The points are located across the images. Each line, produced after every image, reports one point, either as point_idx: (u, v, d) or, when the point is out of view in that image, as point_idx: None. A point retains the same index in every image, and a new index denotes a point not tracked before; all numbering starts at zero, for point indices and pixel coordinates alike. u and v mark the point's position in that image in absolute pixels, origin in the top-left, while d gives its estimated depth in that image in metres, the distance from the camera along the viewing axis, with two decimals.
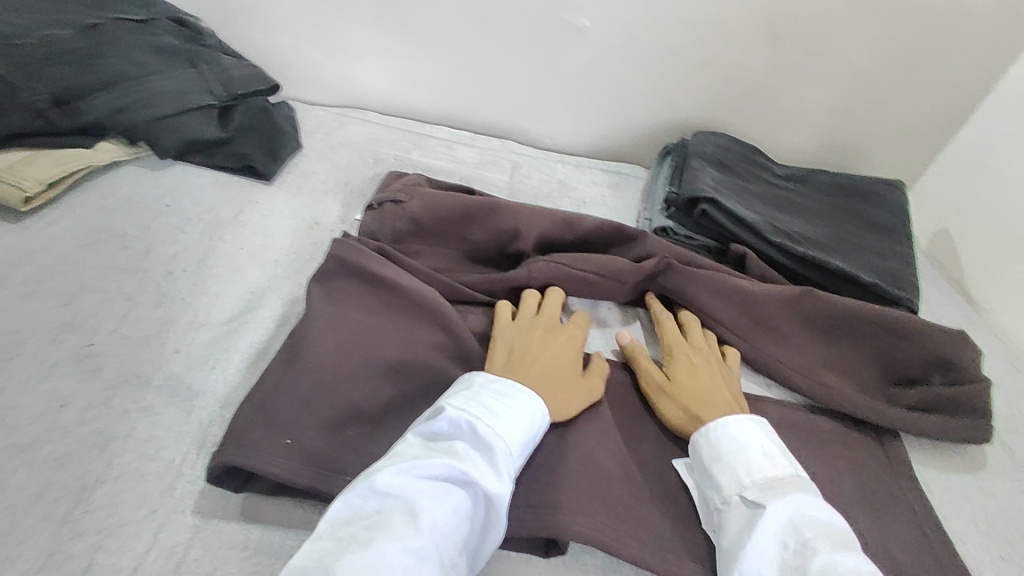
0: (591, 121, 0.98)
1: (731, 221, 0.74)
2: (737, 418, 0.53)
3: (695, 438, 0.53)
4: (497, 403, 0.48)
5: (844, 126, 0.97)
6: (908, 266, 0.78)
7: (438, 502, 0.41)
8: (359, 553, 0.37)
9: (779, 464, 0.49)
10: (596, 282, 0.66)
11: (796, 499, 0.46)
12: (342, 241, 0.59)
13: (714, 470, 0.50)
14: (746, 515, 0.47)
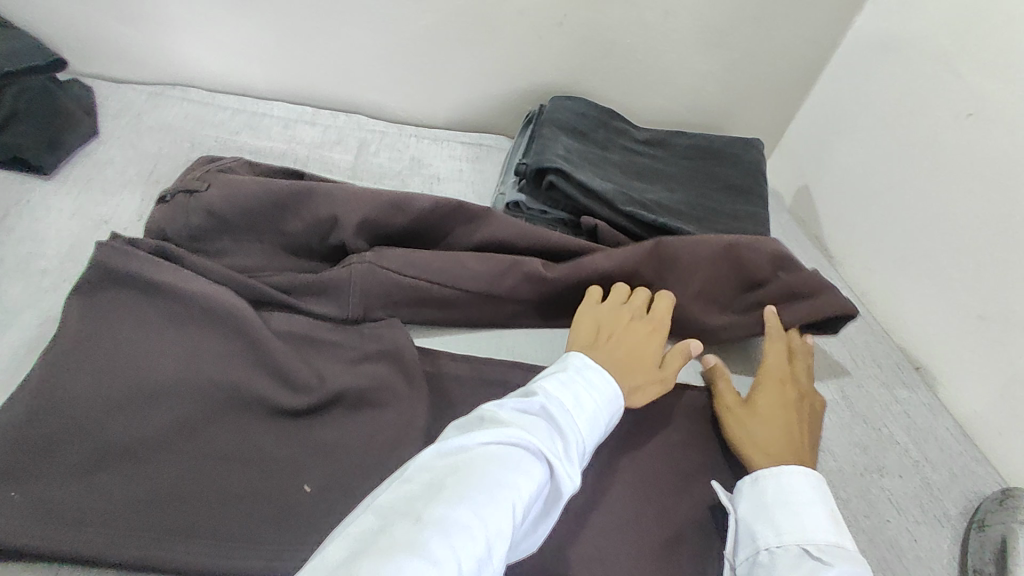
0: (448, 90, 0.91)
1: (580, 191, 0.71)
2: (817, 473, 0.50)
3: (765, 469, 0.50)
4: (587, 400, 0.47)
5: (706, 86, 0.95)
6: (761, 228, 0.77)
7: (525, 477, 0.38)
8: (446, 506, 0.34)
9: (847, 533, 0.47)
10: (428, 294, 0.57)
11: (863, 573, 0.44)
12: (108, 245, 0.50)
13: (778, 510, 0.47)
14: (805, 566, 0.44)
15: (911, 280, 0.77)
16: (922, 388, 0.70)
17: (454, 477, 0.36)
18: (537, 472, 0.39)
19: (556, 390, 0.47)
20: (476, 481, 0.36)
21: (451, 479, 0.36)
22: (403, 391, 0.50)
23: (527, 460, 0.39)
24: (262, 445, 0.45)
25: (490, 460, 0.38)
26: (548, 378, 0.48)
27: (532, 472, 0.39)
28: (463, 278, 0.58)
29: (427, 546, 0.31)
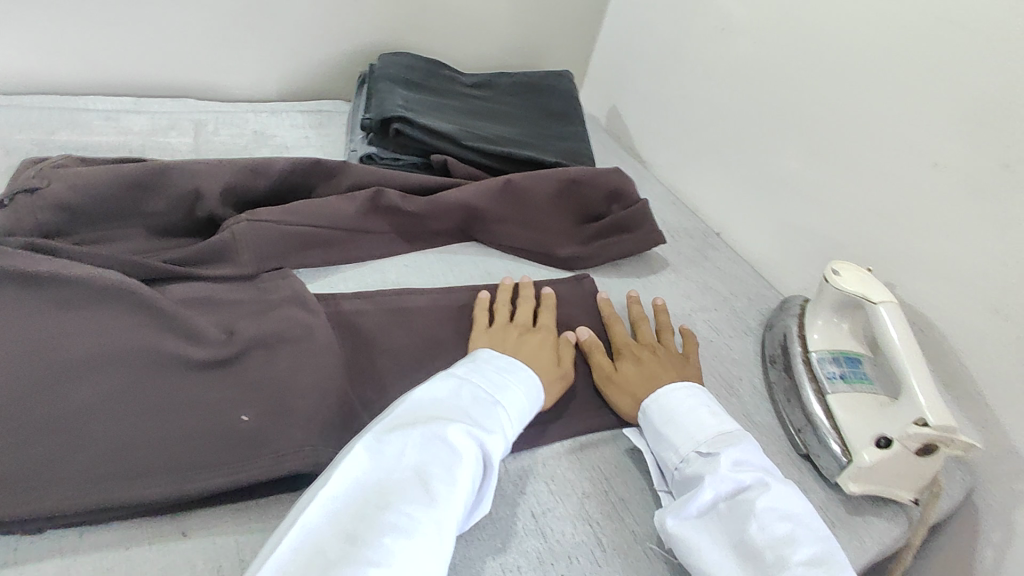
0: (275, 62, 0.92)
1: (427, 134, 0.78)
2: (683, 386, 0.58)
3: (647, 403, 0.58)
4: (497, 375, 0.54)
5: (516, 29, 1.06)
6: (584, 144, 0.91)
7: (450, 467, 0.44)
8: (381, 514, 0.40)
9: (725, 420, 0.55)
10: (310, 238, 0.63)
11: (744, 449, 0.52)
12: None
13: (669, 431, 0.55)
14: (703, 465, 0.51)
15: (703, 166, 0.95)
16: (722, 247, 0.90)
17: (383, 487, 0.42)
18: (464, 456, 0.45)
19: (473, 378, 0.53)
20: (405, 487, 0.42)
21: (379, 491, 0.42)
22: (316, 322, 0.56)
23: (450, 452, 0.45)
24: (195, 391, 0.48)
25: (415, 462, 0.44)
26: (457, 368, 0.54)
27: (458, 458, 0.45)
28: (337, 219, 0.65)
29: (370, 554, 0.38)
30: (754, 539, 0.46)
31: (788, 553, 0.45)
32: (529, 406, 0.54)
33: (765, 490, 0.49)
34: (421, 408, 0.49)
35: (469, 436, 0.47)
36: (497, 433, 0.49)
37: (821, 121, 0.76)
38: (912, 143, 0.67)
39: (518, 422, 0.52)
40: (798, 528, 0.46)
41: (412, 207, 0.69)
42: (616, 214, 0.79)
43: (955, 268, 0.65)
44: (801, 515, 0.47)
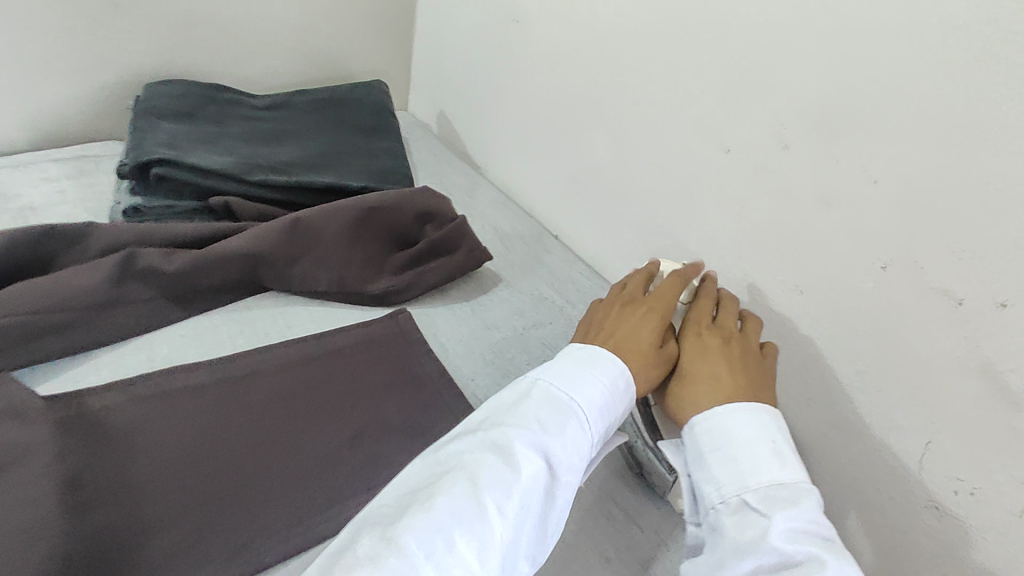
0: (12, 106, 0.77)
1: (199, 174, 0.69)
2: (744, 410, 0.47)
3: (694, 423, 0.48)
4: (577, 371, 0.49)
5: (313, 39, 0.96)
6: (396, 159, 0.84)
7: (506, 478, 0.42)
8: (423, 519, 0.40)
9: (789, 465, 0.44)
10: (32, 328, 0.52)
11: (806, 512, 0.42)
12: None
13: (715, 465, 0.45)
14: (747, 519, 0.42)
15: (530, 168, 0.91)
16: (558, 250, 0.86)
17: (429, 493, 0.41)
18: (520, 468, 0.42)
19: (553, 376, 0.48)
20: (448, 494, 0.41)
21: (425, 497, 0.41)
22: (31, 442, 0.46)
23: (505, 463, 0.43)
24: None
25: (467, 470, 0.42)
26: (539, 367, 0.50)
27: (514, 472, 0.42)
28: (71, 297, 0.55)
29: (398, 563, 0.38)
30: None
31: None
32: (614, 406, 0.48)
33: (822, 572, 0.38)
34: (491, 410, 0.47)
35: (534, 444, 0.44)
36: (569, 440, 0.45)
37: (625, 113, 0.74)
38: (704, 129, 0.66)
39: (602, 423, 0.47)
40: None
41: (175, 265, 0.60)
42: (433, 235, 0.73)
43: (758, 252, 0.65)
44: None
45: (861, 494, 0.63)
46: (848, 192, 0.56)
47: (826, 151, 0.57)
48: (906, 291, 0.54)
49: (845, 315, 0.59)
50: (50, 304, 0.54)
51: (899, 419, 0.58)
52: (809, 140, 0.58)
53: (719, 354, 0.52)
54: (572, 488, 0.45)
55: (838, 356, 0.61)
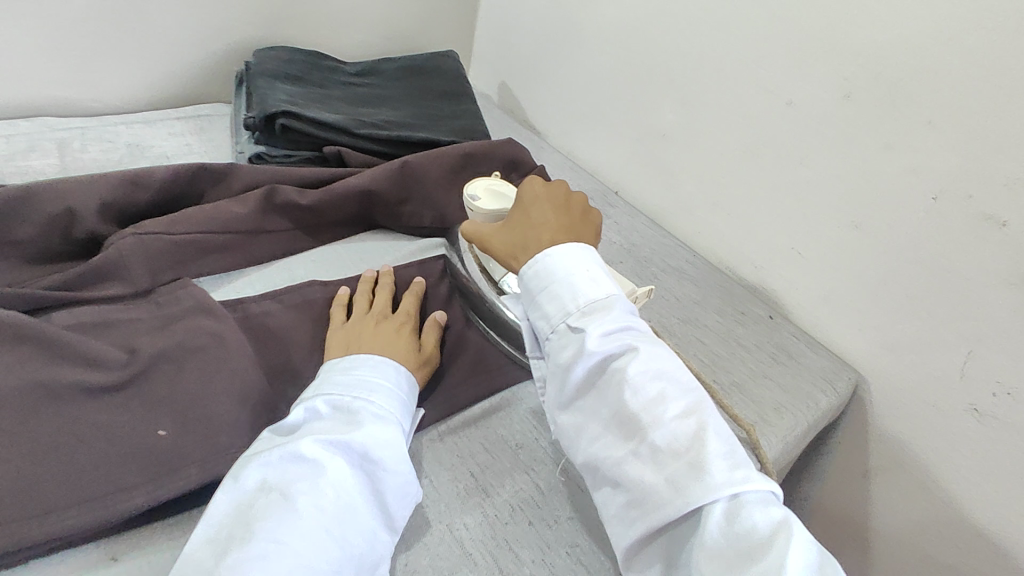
0: (140, 70, 0.87)
1: (315, 126, 0.77)
2: (556, 250, 0.53)
3: (522, 270, 0.54)
4: (351, 375, 0.52)
5: (391, 14, 1.05)
6: (476, 119, 0.92)
7: (317, 481, 0.44)
8: (245, 542, 0.40)
9: (599, 286, 0.52)
10: (206, 246, 0.62)
11: (612, 317, 0.50)
12: None
13: (544, 301, 0.52)
14: (574, 338, 0.50)
15: (591, 130, 0.99)
16: (620, 204, 0.95)
17: (244, 519, 0.42)
18: (327, 467, 0.45)
19: (332, 386, 0.51)
20: (267, 516, 0.42)
21: (242, 524, 0.42)
22: (219, 328, 0.55)
23: (306, 471, 0.44)
24: (95, 418, 0.46)
25: (280, 486, 0.44)
26: (311, 384, 0.52)
27: (317, 475, 0.44)
28: (230, 221, 0.64)
29: None
30: (627, 407, 0.47)
31: (652, 413, 0.46)
32: (398, 391, 0.53)
33: (634, 355, 0.48)
34: (284, 433, 0.48)
35: (333, 445, 0.46)
36: (370, 427, 0.47)
37: (689, 74, 0.82)
38: (768, 85, 0.74)
39: (393, 409, 0.51)
40: (668, 386, 0.48)
41: (308, 200, 0.68)
42: (517, 180, 0.81)
43: (816, 196, 0.73)
44: (671, 373, 0.49)
45: (909, 408, 0.71)
46: (905, 135, 0.64)
47: (885, 97, 0.64)
48: (956, 219, 0.62)
49: (897, 245, 0.67)
50: (219, 226, 0.63)
51: (948, 337, 0.65)
52: (871, 89, 0.65)
53: (524, 218, 0.58)
54: (396, 467, 0.47)
55: (890, 283, 0.69)
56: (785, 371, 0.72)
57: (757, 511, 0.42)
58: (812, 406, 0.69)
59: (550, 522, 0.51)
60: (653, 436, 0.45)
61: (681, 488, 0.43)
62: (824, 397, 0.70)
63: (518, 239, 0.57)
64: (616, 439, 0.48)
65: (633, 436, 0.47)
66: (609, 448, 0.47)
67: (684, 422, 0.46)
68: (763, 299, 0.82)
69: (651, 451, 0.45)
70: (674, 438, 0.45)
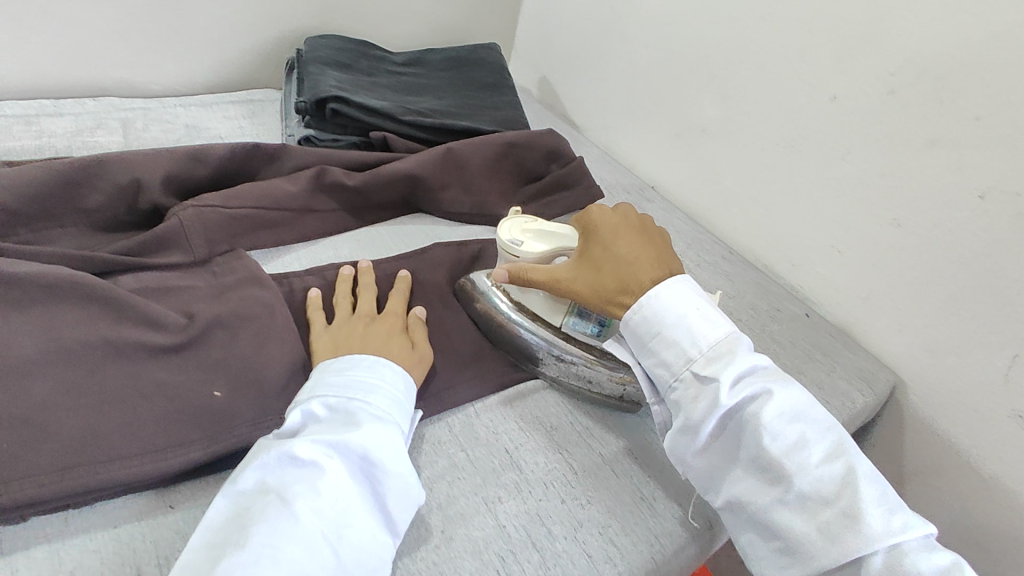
0: (198, 56, 0.91)
1: (362, 112, 0.80)
2: (662, 288, 0.54)
3: (632, 313, 0.55)
4: (347, 377, 0.50)
5: (436, 6, 1.07)
6: (517, 110, 0.94)
7: (314, 484, 0.42)
8: (239, 545, 0.38)
9: (714, 326, 0.53)
10: (258, 221, 0.65)
11: (739, 360, 0.51)
12: None
13: (662, 349, 0.53)
14: (702, 385, 0.51)
15: (630, 125, 1.00)
16: (657, 198, 0.95)
17: (237, 523, 0.40)
18: (324, 469, 0.43)
19: (328, 388, 0.49)
20: (261, 519, 0.40)
21: (236, 528, 0.40)
22: (269, 298, 0.57)
23: (304, 474, 0.43)
24: (155, 376, 0.49)
25: (276, 489, 0.42)
26: (305, 388, 0.50)
27: (314, 476, 0.42)
28: (281, 199, 0.66)
29: None
30: (769, 454, 0.47)
31: (798, 460, 0.47)
32: (398, 392, 0.51)
33: (770, 399, 0.49)
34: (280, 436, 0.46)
35: (330, 447, 0.44)
36: (369, 428, 0.46)
37: (731, 69, 0.82)
38: (812, 80, 0.73)
39: (393, 411, 0.49)
40: (807, 429, 0.49)
41: (354, 181, 0.71)
42: (556, 171, 0.82)
43: (858, 193, 0.72)
44: (806, 413, 0.49)
45: (948, 410, 0.70)
46: (953, 131, 0.63)
47: (933, 92, 0.64)
48: (1004, 217, 0.61)
49: (940, 245, 0.66)
50: (271, 203, 0.65)
51: (991, 338, 0.64)
52: (917, 85, 0.65)
53: (619, 244, 0.58)
54: (395, 469, 0.45)
55: (932, 282, 0.68)
56: (821, 368, 0.72)
57: (917, 558, 0.43)
58: (847, 404, 0.69)
59: (582, 500, 0.52)
60: (800, 482, 0.46)
61: (833, 537, 0.45)
62: (859, 395, 0.70)
63: (619, 275, 0.57)
64: (759, 486, 0.48)
65: (777, 482, 0.47)
66: (754, 496, 0.48)
67: (832, 466, 0.47)
68: (800, 297, 0.82)
69: (800, 498, 0.46)
70: (821, 485, 0.46)
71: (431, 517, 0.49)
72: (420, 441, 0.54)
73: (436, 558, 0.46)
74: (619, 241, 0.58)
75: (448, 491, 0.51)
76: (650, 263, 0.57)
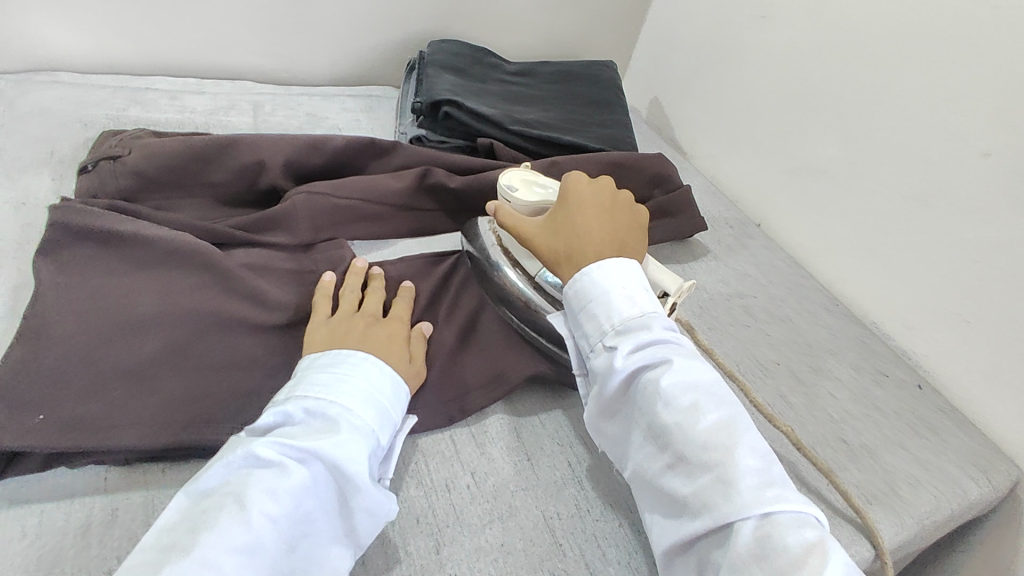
0: (328, 50, 0.96)
1: (472, 118, 0.81)
2: (598, 259, 0.54)
3: (567, 281, 0.54)
4: (331, 378, 0.47)
5: (556, 17, 1.08)
6: (625, 130, 0.92)
7: (275, 489, 0.39)
8: (190, 550, 0.36)
9: (638, 302, 0.52)
10: (363, 212, 0.67)
11: (651, 333, 0.49)
12: (63, 206, 0.53)
13: (582, 320, 0.52)
14: (611, 356, 0.49)
15: (740, 158, 0.96)
16: (762, 236, 0.90)
17: (192, 525, 0.38)
18: (287, 474, 0.40)
19: (309, 388, 0.46)
20: (214, 524, 0.37)
21: (189, 530, 0.37)
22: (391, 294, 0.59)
23: (266, 477, 0.40)
24: (252, 350, 0.52)
25: (236, 490, 0.39)
26: (287, 385, 0.48)
27: (278, 481, 0.40)
28: (387, 194, 0.68)
29: None
30: (659, 420, 0.46)
31: (690, 429, 0.44)
32: (384, 400, 0.48)
33: (671, 369, 0.47)
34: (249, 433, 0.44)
35: (300, 454, 0.41)
36: (344, 439, 0.43)
37: (863, 110, 0.76)
38: (959, 130, 0.67)
39: (371, 418, 0.46)
40: (703, 399, 0.46)
41: (457, 184, 0.72)
42: (660, 197, 0.80)
43: (999, 259, 0.65)
44: (707, 386, 0.47)
45: None
46: None
47: None
48: None
49: None
50: (376, 196, 0.68)
51: None
52: None
53: (582, 211, 0.57)
54: (363, 484, 0.42)
55: None
56: (929, 447, 0.65)
57: (789, 531, 0.40)
58: (957, 491, 0.61)
59: (647, 541, 0.50)
60: (685, 447, 0.44)
61: (709, 505, 0.42)
62: (972, 485, 0.62)
63: (569, 240, 0.56)
64: (653, 453, 0.46)
65: (665, 448, 0.45)
66: (649, 460, 0.47)
67: (717, 436, 0.44)
68: (912, 364, 0.74)
69: (683, 464, 0.44)
70: (703, 451, 0.43)
71: (492, 530, 0.48)
72: (493, 450, 0.54)
73: (494, 571, 0.46)
74: (579, 210, 0.57)
75: (514, 508, 0.50)
76: (602, 235, 0.56)
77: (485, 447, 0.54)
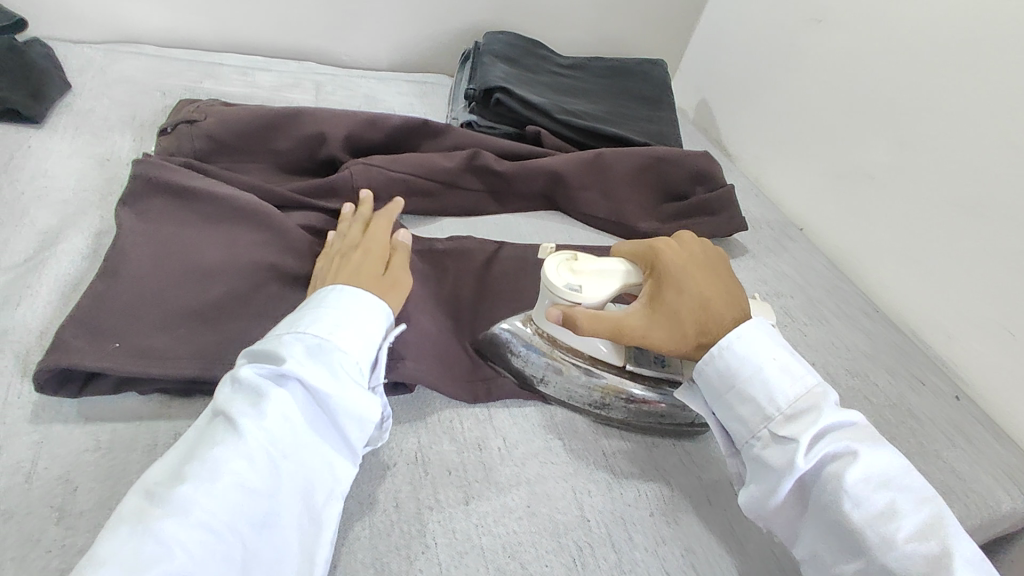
0: (388, 36, 1.00)
1: (522, 105, 0.84)
2: (741, 333, 0.52)
3: (712, 359, 0.52)
4: (300, 308, 0.50)
5: (610, 14, 1.09)
6: (671, 127, 0.93)
7: (257, 404, 0.42)
8: (191, 460, 0.39)
9: (797, 380, 0.50)
10: (413, 187, 0.70)
11: (823, 418, 0.47)
12: (145, 161, 0.58)
13: (737, 403, 0.50)
14: (782, 448, 0.48)
15: (786, 161, 0.95)
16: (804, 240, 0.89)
17: (192, 446, 0.41)
18: (269, 390, 0.43)
19: (283, 321, 0.49)
20: (210, 439, 0.41)
21: (190, 448, 0.41)
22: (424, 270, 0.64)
23: (250, 397, 0.43)
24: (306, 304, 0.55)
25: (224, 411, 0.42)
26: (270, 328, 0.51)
27: (260, 398, 0.43)
28: (437, 171, 0.72)
29: (175, 499, 0.37)
30: (851, 523, 0.44)
31: (890, 534, 0.43)
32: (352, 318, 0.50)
33: (854, 460, 0.46)
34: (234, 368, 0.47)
35: (274, 373, 0.44)
36: (315, 353, 0.46)
37: (915, 118, 0.75)
38: (1014, 140, 0.66)
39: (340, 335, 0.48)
40: (896, 495, 0.44)
41: (503, 167, 0.74)
42: (702, 193, 0.81)
43: None
44: (896, 478, 0.45)
45: None
46: None
47: None
48: None
49: None
50: (426, 172, 0.71)
51: None
52: None
53: (690, 280, 0.54)
54: (338, 394, 0.45)
55: None
56: (963, 457, 0.64)
57: None
58: (989, 502, 0.60)
59: (666, 517, 0.51)
60: (889, 556, 0.42)
61: None
62: (1007, 498, 0.61)
63: (696, 318, 0.53)
64: (844, 557, 0.45)
65: (860, 553, 0.44)
66: (839, 563, 0.45)
67: (926, 542, 0.42)
68: (951, 376, 0.73)
69: (886, 573, 0.42)
70: (911, 562, 0.42)
71: (518, 490, 0.50)
72: (526, 421, 0.56)
73: (517, 528, 0.48)
74: (686, 278, 0.54)
75: (542, 474, 0.52)
76: (721, 302, 0.54)
77: (517, 417, 0.56)
